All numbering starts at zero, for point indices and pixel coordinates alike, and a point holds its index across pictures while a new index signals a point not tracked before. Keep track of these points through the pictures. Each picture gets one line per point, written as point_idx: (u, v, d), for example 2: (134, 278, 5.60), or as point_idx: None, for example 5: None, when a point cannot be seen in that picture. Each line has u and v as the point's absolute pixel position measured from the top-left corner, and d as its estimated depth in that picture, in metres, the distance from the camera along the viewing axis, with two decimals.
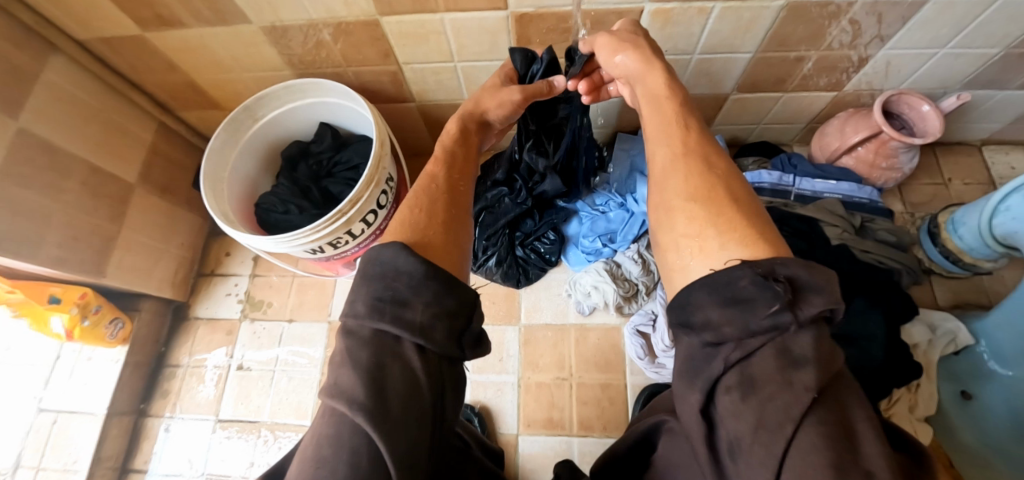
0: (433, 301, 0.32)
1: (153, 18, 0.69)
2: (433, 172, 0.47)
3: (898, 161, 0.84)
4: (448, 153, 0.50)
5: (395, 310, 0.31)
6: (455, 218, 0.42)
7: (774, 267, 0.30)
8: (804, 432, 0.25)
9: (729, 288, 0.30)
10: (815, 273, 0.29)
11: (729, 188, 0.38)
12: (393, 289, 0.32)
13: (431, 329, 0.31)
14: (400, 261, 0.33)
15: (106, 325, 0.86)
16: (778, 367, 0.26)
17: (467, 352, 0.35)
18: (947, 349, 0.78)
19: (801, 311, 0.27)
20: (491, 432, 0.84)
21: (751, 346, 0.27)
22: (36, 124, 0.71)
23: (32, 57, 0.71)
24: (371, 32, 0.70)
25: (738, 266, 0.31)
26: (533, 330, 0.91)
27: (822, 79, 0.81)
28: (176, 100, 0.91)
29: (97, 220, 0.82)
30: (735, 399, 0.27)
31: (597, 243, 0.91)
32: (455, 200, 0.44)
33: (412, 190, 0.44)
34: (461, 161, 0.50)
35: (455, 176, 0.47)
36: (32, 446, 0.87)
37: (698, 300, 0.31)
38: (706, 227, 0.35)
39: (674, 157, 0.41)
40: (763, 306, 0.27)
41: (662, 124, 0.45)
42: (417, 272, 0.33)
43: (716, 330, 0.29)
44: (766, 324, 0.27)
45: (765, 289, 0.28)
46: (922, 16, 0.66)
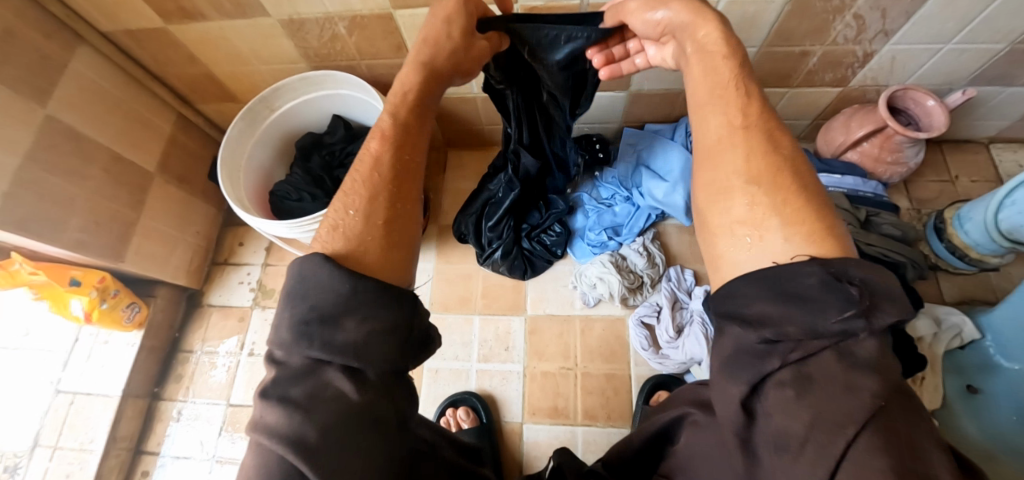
0: (368, 317, 0.32)
1: (176, 11, 0.72)
2: (373, 154, 0.43)
3: (903, 155, 0.84)
4: (396, 127, 0.45)
5: (324, 334, 0.31)
6: (399, 219, 0.40)
7: (845, 270, 0.28)
8: (865, 435, 0.24)
9: (793, 285, 0.28)
10: (884, 280, 0.28)
11: (795, 172, 0.34)
12: (320, 310, 0.32)
13: (365, 347, 0.31)
14: (325, 276, 0.33)
15: (123, 308, 0.88)
16: (849, 367, 0.25)
17: (414, 358, 0.35)
18: (952, 344, 0.78)
19: (876, 320, 0.26)
20: (496, 420, 0.85)
21: (815, 346, 0.26)
22: (62, 112, 0.75)
23: (61, 48, 0.74)
24: (385, 26, 0.72)
25: (806, 263, 0.29)
26: (539, 321, 0.92)
27: (827, 75, 0.82)
28: (195, 92, 0.94)
29: (118, 206, 0.85)
30: (789, 396, 0.26)
31: (603, 236, 0.92)
32: (401, 195, 0.41)
33: (348, 183, 0.42)
34: (406, 138, 0.44)
35: (402, 162, 0.43)
36: (49, 425, 0.89)
37: (753, 292, 0.30)
38: (768, 217, 0.32)
39: (731, 130, 0.37)
40: (835, 309, 0.26)
41: (718, 88, 0.39)
42: (344, 290, 0.32)
43: (775, 325, 0.28)
44: (836, 329, 0.26)
45: (835, 291, 0.27)
46: (926, 12, 0.67)
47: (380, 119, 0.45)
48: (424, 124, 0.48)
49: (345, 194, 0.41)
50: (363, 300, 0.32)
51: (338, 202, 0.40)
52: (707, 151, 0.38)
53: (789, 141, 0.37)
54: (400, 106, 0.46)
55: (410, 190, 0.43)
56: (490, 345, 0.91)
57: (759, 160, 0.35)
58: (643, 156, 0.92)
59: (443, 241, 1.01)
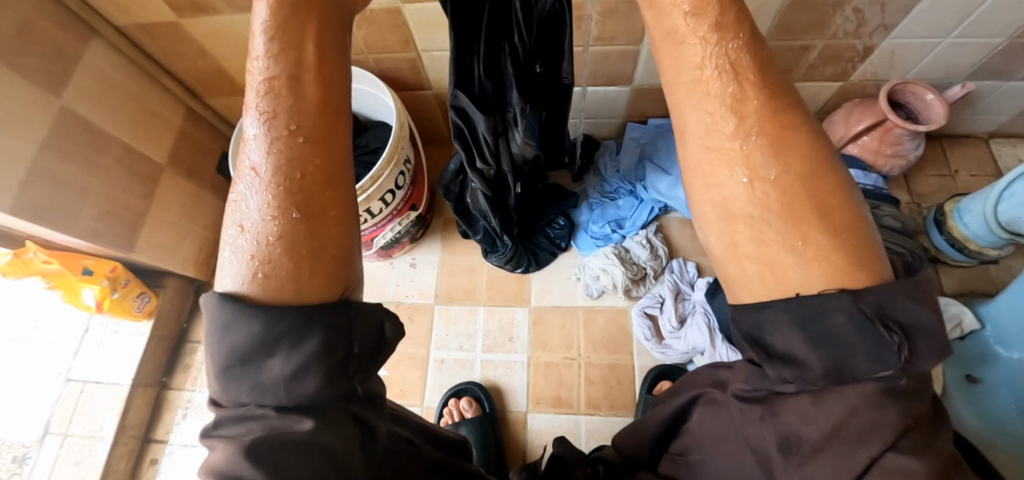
0: (293, 352, 0.26)
1: (189, 5, 0.73)
2: (254, 136, 0.28)
3: (903, 147, 0.85)
4: (277, 81, 0.29)
5: (252, 376, 0.27)
6: (321, 225, 0.29)
7: (882, 305, 0.25)
8: (891, 452, 0.25)
9: (821, 323, 0.26)
10: (925, 307, 0.26)
11: (817, 182, 0.28)
12: (238, 352, 0.27)
13: (298, 381, 0.27)
14: (235, 317, 0.26)
15: (133, 298, 0.90)
16: (879, 403, 0.25)
17: (366, 368, 0.31)
18: (951, 333, 0.79)
19: (909, 365, 0.25)
20: (500, 409, 0.86)
21: (840, 378, 0.26)
22: (77, 103, 0.76)
23: (76, 41, 0.76)
24: (393, 19, 0.74)
25: (839, 296, 0.25)
26: (542, 312, 0.93)
27: (827, 69, 0.83)
28: (205, 87, 0.96)
29: (129, 197, 0.86)
30: (807, 403, 0.28)
31: (606, 229, 0.93)
32: (314, 194, 0.29)
33: (239, 182, 0.30)
34: (301, 94, 0.29)
35: (296, 142, 0.28)
36: (60, 413, 0.90)
37: (775, 319, 0.27)
38: (780, 251, 0.28)
39: (727, 138, 0.29)
40: (865, 356, 0.26)
41: (701, 80, 0.30)
42: (257, 328, 0.26)
43: (800, 358, 0.27)
44: (865, 374, 0.26)
45: (868, 334, 0.25)
46: (925, 5, 0.68)
47: (251, 72, 0.29)
48: (326, 57, 0.30)
49: (239, 201, 0.29)
50: (281, 333, 0.26)
51: (236, 207, 0.29)
52: (700, 165, 0.31)
53: (805, 141, 0.29)
54: (269, 45, 0.29)
55: (333, 176, 0.30)
56: (494, 335, 0.92)
57: (773, 177, 0.28)
58: (647, 151, 0.94)
59: (448, 234, 1.03)
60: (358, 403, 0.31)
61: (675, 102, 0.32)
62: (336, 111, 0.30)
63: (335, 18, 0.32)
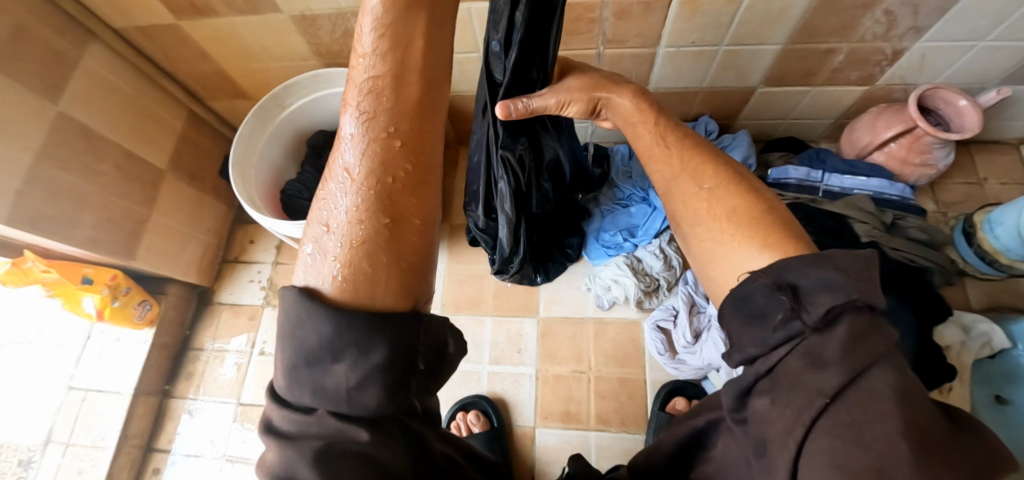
0: (359, 360, 0.26)
1: (188, 7, 0.71)
2: (354, 133, 0.29)
3: (932, 157, 0.81)
4: (383, 81, 0.29)
5: (317, 378, 0.27)
6: (401, 229, 0.28)
7: (783, 274, 0.28)
8: (816, 434, 0.24)
9: (746, 302, 0.29)
10: (824, 269, 0.27)
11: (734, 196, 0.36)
12: (306, 352, 0.27)
13: (359, 389, 0.26)
14: (308, 317, 0.26)
15: (134, 306, 0.88)
16: (802, 370, 0.26)
17: (426, 384, 0.30)
18: (981, 352, 0.75)
19: (809, 314, 0.26)
20: (507, 424, 0.84)
21: (773, 358, 0.27)
22: (74, 109, 0.74)
23: (73, 44, 0.74)
24: None
25: (749, 279, 0.30)
26: (551, 323, 0.90)
27: (853, 73, 0.79)
28: (206, 89, 0.94)
29: (129, 203, 0.84)
30: (761, 403, 0.27)
31: (618, 237, 0.89)
32: (399, 201, 0.28)
33: (329, 181, 0.30)
34: (405, 100, 0.29)
35: (388, 152, 0.28)
36: (62, 422, 0.89)
37: (727, 319, 0.31)
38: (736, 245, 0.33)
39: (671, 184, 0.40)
40: (774, 319, 0.27)
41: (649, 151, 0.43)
42: (328, 329, 0.26)
43: (743, 348, 0.29)
44: (784, 336, 0.27)
45: (773, 300, 0.28)
46: (962, 7, 0.64)
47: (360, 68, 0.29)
48: (430, 59, 0.30)
49: (326, 194, 0.30)
50: (353, 339, 0.26)
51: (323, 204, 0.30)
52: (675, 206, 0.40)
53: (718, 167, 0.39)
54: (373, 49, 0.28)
55: (419, 183, 0.29)
56: (502, 347, 0.89)
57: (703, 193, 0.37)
58: None
59: (455, 240, 1.00)
60: (411, 417, 0.30)
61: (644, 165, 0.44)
62: (432, 117, 0.30)
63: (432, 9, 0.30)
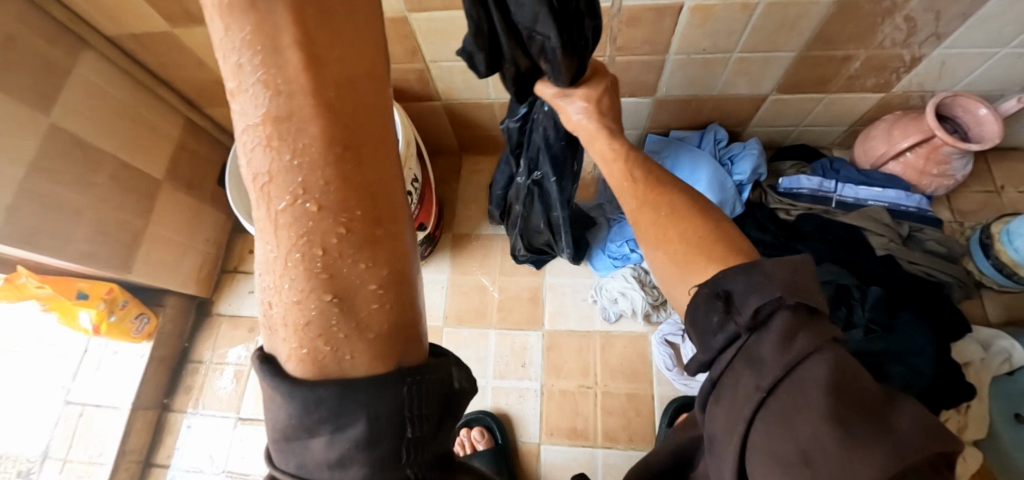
0: (339, 434, 0.20)
1: (182, 14, 0.69)
2: (253, 174, 0.17)
3: (950, 167, 0.79)
4: (262, 88, 0.15)
5: (297, 452, 0.21)
6: (366, 290, 0.19)
7: (721, 285, 0.32)
8: (756, 427, 0.26)
9: (695, 314, 0.33)
10: (754, 278, 0.30)
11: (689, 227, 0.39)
12: (278, 427, 0.21)
13: (345, 463, 0.21)
14: (274, 392, 0.20)
15: (131, 319, 0.87)
16: (743, 371, 0.28)
17: (431, 439, 0.24)
18: (1000, 369, 0.73)
19: (741, 316, 0.29)
20: (512, 441, 0.82)
21: (722, 361, 0.30)
22: (67, 119, 0.72)
23: (66, 52, 0.71)
24: (399, 29, 0.69)
25: (696, 292, 0.34)
26: (557, 336, 0.88)
27: (869, 80, 0.77)
28: (204, 97, 0.91)
29: (125, 214, 0.82)
30: (715, 403, 0.30)
31: (625, 249, 0.86)
32: (355, 260, 0.18)
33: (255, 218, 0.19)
34: (304, 110, 0.15)
35: (321, 196, 0.16)
36: (59, 437, 0.88)
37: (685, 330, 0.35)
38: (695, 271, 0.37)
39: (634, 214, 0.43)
40: (716, 326, 0.31)
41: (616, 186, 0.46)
42: (294, 405, 0.20)
43: (698, 355, 0.33)
44: (724, 340, 0.30)
45: (713, 310, 0.31)
46: (985, 12, 0.62)
47: (215, 48, 0.15)
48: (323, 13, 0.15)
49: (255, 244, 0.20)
50: (327, 414, 0.20)
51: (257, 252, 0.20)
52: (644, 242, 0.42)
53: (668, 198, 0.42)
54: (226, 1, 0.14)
55: (372, 233, 0.18)
56: (507, 361, 0.87)
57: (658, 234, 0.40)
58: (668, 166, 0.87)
59: (458, 251, 0.98)
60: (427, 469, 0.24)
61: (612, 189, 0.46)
62: (365, 121, 0.17)
63: None
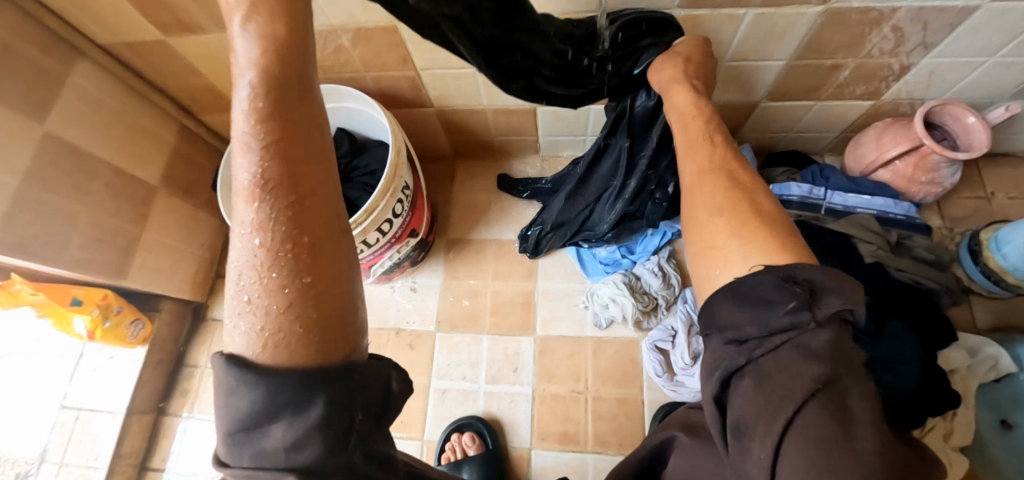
0: (293, 417, 0.23)
1: (174, 23, 0.69)
2: (253, 201, 0.26)
3: (939, 175, 0.79)
4: (269, 146, 0.26)
5: (254, 443, 0.24)
6: (325, 284, 0.26)
7: (796, 271, 0.31)
8: (803, 414, 0.25)
9: (754, 291, 0.32)
10: (832, 277, 0.30)
11: (753, 203, 0.40)
12: (238, 418, 0.24)
13: (296, 450, 0.23)
14: (236, 380, 0.24)
15: (127, 325, 0.87)
16: (799, 358, 0.27)
17: (373, 432, 0.27)
18: (987, 376, 0.73)
19: (819, 309, 0.28)
20: (504, 446, 0.83)
21: (773, 343, 0.29)
22: (62, 128, 0.72)
23: (60, 61, 0.72)
24: (390, 38, 0.69)
25: (760, 272, 0.32)
26: (549, 342, 0.89)
27: (858, 88, 0.77)
28: (198, 103, 0.92)
29: (120, 221, 0.82)
30: (750, 384, 0.29)
31: (616, 254, 0.89)
32: (320, 257, 0.26)
33: (237, 248, 0.26)
34: (297, 160, 0.26)
35: (304, 207, 0.26)
36: (56, 441, 0.89)
37: (723, 305, 0.33)
38: (728, 239, 0.38)
39: (699, 173, 0.46)
40: (782, 304, 0.29)
41: (693, 141, 0.48)
42: (259, 390, 0.23)
43: (738, 329, 0.31)
44: (786, 322, 0.29)
45: (783, 289, 0.30)
46: (972, 23, 0.62)
47: (236, 140, 0.26)
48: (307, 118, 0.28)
49: (236, 264, 0.27)
50: (286, 399, 0.23)
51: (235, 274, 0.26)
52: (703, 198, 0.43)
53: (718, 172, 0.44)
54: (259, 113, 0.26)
55: (332, 238, 0.27)
56: (499, 366, 0.88)
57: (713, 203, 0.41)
58: None
59: (451, 255, 0.99)
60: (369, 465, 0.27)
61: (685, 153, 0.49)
62: (328, 173, 0.28)
63: (308, 77, 0.29)
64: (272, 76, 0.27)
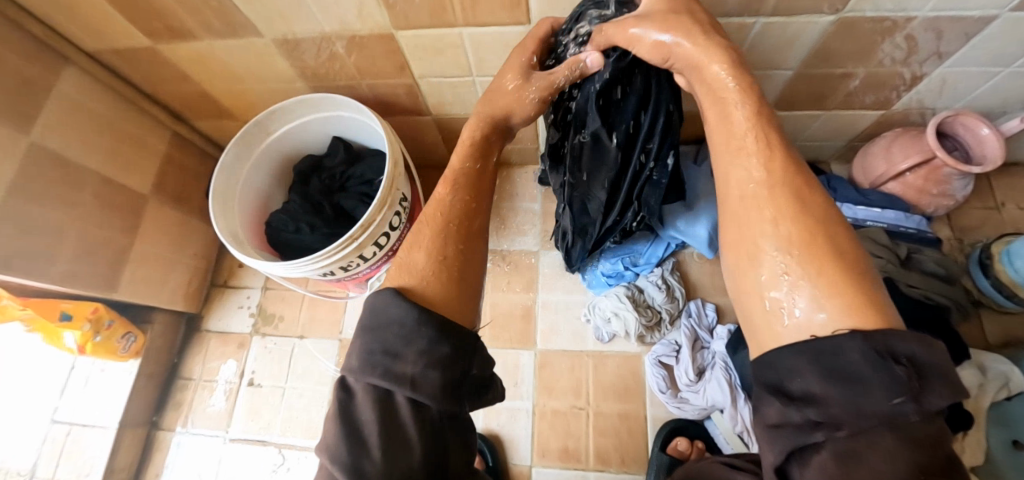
0: (426, 349, 0.35)
1: (163, 30, 0.67)
2: (444, 197, 0.48)
3: (950, 187, 0.77)
4: (463, 170, 0.50)
5: (387, 363, 0.35)
6: (464, 256, 0.44)
7: (893, 344, 0.27)
8: None
9: (838, 358, 0.28)
10: (935, 358, 0.27)
11: (829, 234, 0.34)
12: (385, 340, 0.36)
13: (419, 379, 0.34)
14: (392, 307, 0.37)
15: (118, 338, 0.85)
16: (897, 453, 0.25)
17: (465, 396, 0.37)
18: (998, 395, 0.72)
19: (924, 401, 0.26)
20: (503, 462, 0.81)
21: (863, 428, 0.26)
22: (48, 138, 0.69)
23: (45, 69, 0.69)
24: (387, 46, 0.66)
25: (848, 336, 0.28)
26: (549, 355, 0.87)
27: (868, 97, 0.75)
28: (190, 110, 0.89)
29: (109, 233, 0.80)
30: (829, 466, 0.26)
31: (619, 266, 0.86)
32: (464, 240, 0.45)
33: (425, 217, 0.47)
34: (469, 185, 0.49)
35: (467, 208, 0.47)
36: (46, 456, 0.87)
37: (796, 365, 0.30)
38: (801, 282, 0.32)
39: (759, 192, 0.37)
40: (881, 388, 0.26)
41: (743, 141, 0.39)
42: (410, 321, 0.36)
43: (821, 404, 0.27)
44: (884, 409, 0.26)
45: (882, 368, 0.26)
46: (988, 33, 0.60)
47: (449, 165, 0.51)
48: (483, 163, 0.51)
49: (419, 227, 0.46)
50: (424, 336, 0.36)
51: (417, 231, 0.46)
52: (741, 223, 0.38)
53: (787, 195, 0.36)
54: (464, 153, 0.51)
55: (472, 233, 0.46)
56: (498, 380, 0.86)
57: (775, 235, 0.35)
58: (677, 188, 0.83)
59: None
60: (458, 421, 0.37)
61: (721, 156, 0.41)
62: (483, 196, 0.50)
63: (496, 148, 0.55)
64: (478, 135, 0.52)
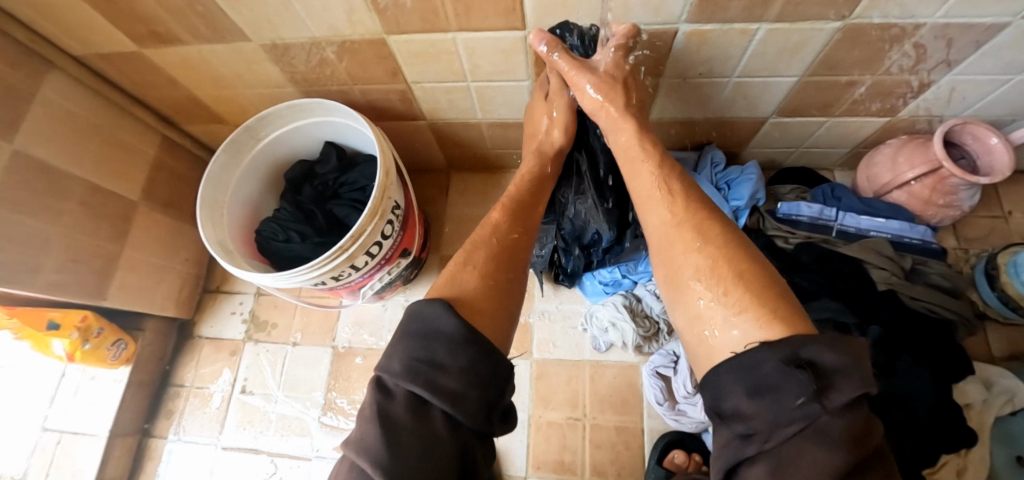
0: (469, 368, 0.36)
1: (148, 35, 0.65)
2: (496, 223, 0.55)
3: (957, 197, 0.75)
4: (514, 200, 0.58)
5: (431, 374, 0.35)
6: (508, 280, 0.49)
7: (798, 350, 0.30)
8: None
9: (755, 373, 0.30)
10: (841, 354, 0.28)
11: (738, 261, 0.40)
12: (430, 350, 0.36)
13: (460, 397, 0.34)
14: (443, 319, 0.38)
15: (108, 346, 0.84)
16: (816, 457, 0.26)
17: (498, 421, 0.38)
18: (1003, 410, 0.71)
19: (832, 399, 0.27)
20: (498, 474, 0.80)
21: (782, 436, 0.28)
22: (31, 146, 0.67)
23: (29, 75, 0.67)
24: (378, 51, 0.64)
25: (760, 348, 0.31)
26: (545, 365, 0.86)
27: (874, 104, 0.73)
28: (180, 114, 0.88)
29: (98, 241, 0.79)
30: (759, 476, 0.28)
31: (617, 274, 0.84)
32: (506, 266, 0.50)
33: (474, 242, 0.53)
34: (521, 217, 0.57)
35: (513, 239, 0.54)
36: (36, 465, 0.86)
37: (727, 384, 0.32)
38: (715, 307, 0.38)
39: (669, 228, 0.46)
40: (791, 395, 0.28)
41: (650, 188, 0.50)
42: (458, 334, 0.37)
43: (747, 419, 0.30)
44: (798, 414, 0.27)
45: (789, 375, 0.28)
46: (1001, 41, 0.57)
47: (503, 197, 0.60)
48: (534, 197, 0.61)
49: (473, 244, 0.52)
50: (470, 352, 0.37)
51: (462, 253, 0.51)
52: (669, 262, 0.44)
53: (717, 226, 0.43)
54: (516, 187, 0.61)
55: (514, 262, 0.52)
56: None
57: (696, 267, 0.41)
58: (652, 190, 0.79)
59: None
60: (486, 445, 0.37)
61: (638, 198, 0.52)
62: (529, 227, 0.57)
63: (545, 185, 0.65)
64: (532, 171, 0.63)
